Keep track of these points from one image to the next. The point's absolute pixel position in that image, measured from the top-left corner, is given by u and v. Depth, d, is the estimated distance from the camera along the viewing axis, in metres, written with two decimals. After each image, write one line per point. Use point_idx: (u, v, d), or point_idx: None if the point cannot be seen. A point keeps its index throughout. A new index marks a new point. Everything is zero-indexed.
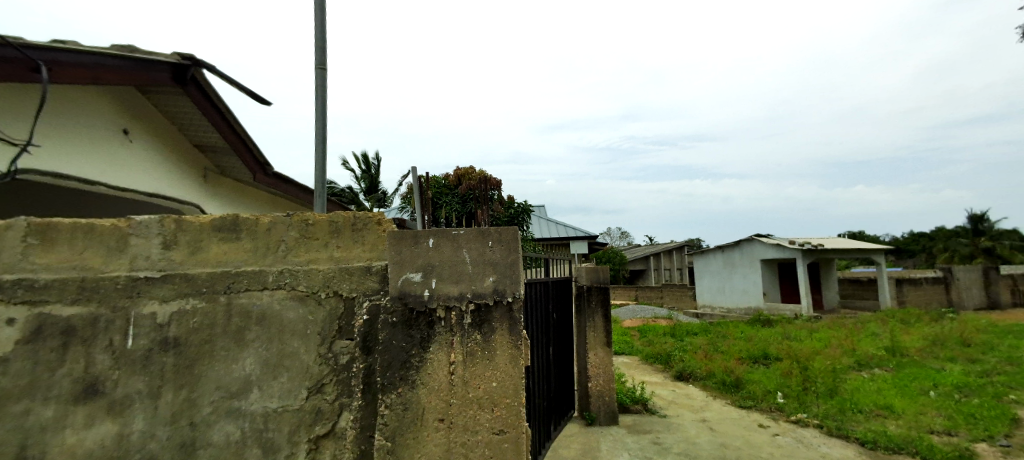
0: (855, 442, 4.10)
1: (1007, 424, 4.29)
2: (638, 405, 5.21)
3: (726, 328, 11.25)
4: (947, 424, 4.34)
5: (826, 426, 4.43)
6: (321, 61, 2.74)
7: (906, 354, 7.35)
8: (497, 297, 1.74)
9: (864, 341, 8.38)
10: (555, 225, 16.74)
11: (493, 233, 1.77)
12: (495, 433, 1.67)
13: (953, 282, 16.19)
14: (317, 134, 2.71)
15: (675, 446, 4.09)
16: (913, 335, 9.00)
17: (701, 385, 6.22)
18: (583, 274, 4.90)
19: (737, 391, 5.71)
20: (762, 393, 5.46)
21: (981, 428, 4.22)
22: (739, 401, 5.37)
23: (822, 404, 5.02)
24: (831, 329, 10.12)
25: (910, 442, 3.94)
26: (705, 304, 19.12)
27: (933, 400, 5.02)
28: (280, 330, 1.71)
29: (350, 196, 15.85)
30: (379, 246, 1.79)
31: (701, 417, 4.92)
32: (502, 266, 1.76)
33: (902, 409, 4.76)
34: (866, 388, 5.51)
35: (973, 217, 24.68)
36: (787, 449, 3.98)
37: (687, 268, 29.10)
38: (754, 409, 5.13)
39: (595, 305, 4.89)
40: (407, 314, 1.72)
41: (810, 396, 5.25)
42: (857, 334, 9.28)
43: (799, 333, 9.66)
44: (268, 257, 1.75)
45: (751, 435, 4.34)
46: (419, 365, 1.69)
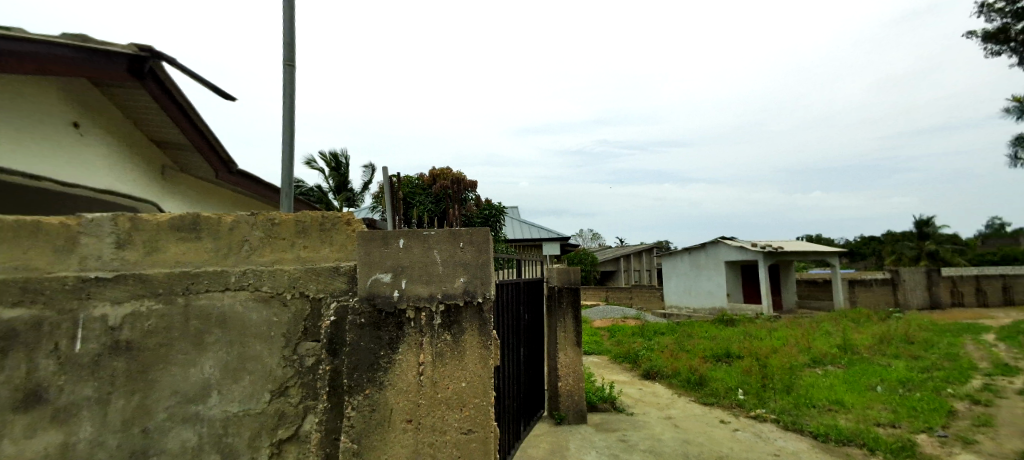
0: (808, 435, 4.31)
1: (944, 416, 4.61)
2: (606, 403, 5.30)
3: (692, 328, 11.57)
4: (892, 417, 4.61)
5: (782, 421, 4.64)
6: (290, 58, 2.68)
7: (857, 352, 7.75)
8: (466, 297, 1.78)
9: (818, 339, 8.83)
10: (528, 226, 16.81)
11: (464, 234, 1.79)
12: (463, 433, 1.71)
13: (899, 283, 17.20)
14: (284, 132, 2.64)
15: (641, 443, 4.19)
16: (863, 333, 9.53)
17: (666, 383, 6.40)
18: (554, 275, 4.95)
19: (700, 388, 5.90)
20: (723, 390, 5.66)
21: (922, 420, 4.52)
22: (702, 398, 5.55)
23: (779, 400, 5.23)
24: (788, 328, 10.57)
25: (858, 434, 4.16)
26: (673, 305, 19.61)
27: (879, 394, 5.34)
28: (242, 332, 1.66)
29: (318, 195, 15.45)
30: (347, 247, 1.78)
31: (666, 415, 5.06)
32: (472, 266, 1.79)
33: (852, 404, 5.03)
34: (819, 384, 5.80)
35: (919, 220, 26.13)
36: (746, 444, 4.14)
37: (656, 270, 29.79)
38: (716, 405, 5.31)
39: (565, 306, 4.96)
40: (375, 316, 1.71)
41: (767, 393, 5.47)
42: (812, 333, 9.75)
43: (759, 332, 10.07)
44: (231, 257, 1.70)
45: (712, 431, 4.49)
46: (387, 365, 1.69)
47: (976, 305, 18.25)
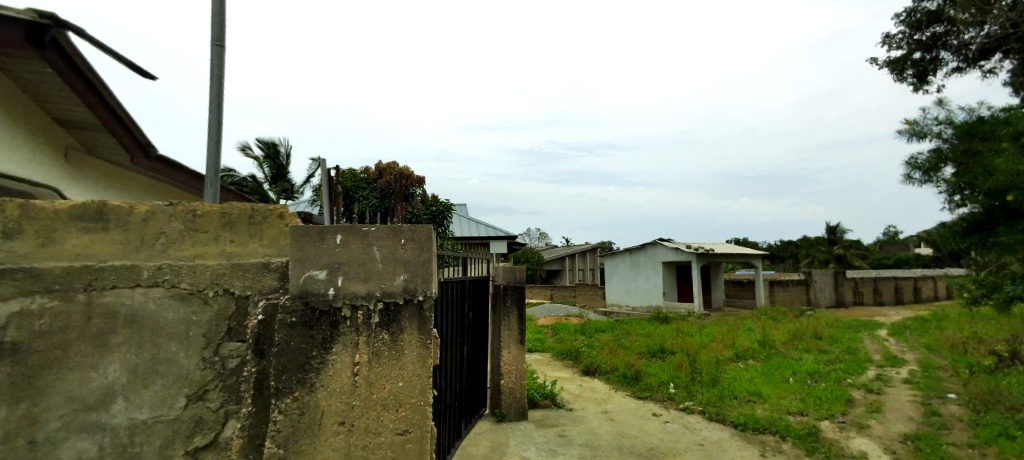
0: (729, 425, 4.65)
1: (844, 404, 5.14)
2: (546, 400, 5.40)
3: (630, 325, 12.08)
4: (801, 406, 5.08)
5: (708, 412, 4.96)
6: (218, 38, 2.48)
7: (774, 347, 8.46)
8: (407, 295, 1.75)
9: (741, 335, 9.55)
10: (475, 224, 16.75)
11: (406, 230, 1.77)
12: (399, 433, 1.69)
13: (812, 284, 18.96)
14: (211, 117, 2.43)
15: (579, 438, 4.32)
16: (780, 330, 10.42)
17: (604, 379, 6.64)
18: (501, 274, 4.98)
19: (635, 383, 6.18)
20: (656, 384, 5.97)
21: (825, 408, 5.02)
22: (636, 392, 5.82)
23: (705, 392, 5.59)
24: (717, 325, 11.32)
25: (771, 422, 4.55)
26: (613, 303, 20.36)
27: (792, 386, 5.86)
28: (154, 332, 1.53)
29: (252, 186, 14.50)
30: (279, 242, 1.69)
31: (603, 409, 5.26)
32: (414, 265, 1.77)
33: (768, 395, 5.48)
34: (741, 376, 6.27)
35: (829, 227, 28.94)
36: (674, 435, 4.39)
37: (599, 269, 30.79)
38: (649, 399, 5.59)
39: (510, 304, 5.01)
40: (308, 314, 1.64)
41: (696, 386, 5.82)
42: (736, 329, 10.52)
43: (690, 329, 10.72)
44: (143, 251, 1.56)
45: (645, 423, 4.72)
46: (319, 367, 1.62)
47: (873, 304, 20.51)
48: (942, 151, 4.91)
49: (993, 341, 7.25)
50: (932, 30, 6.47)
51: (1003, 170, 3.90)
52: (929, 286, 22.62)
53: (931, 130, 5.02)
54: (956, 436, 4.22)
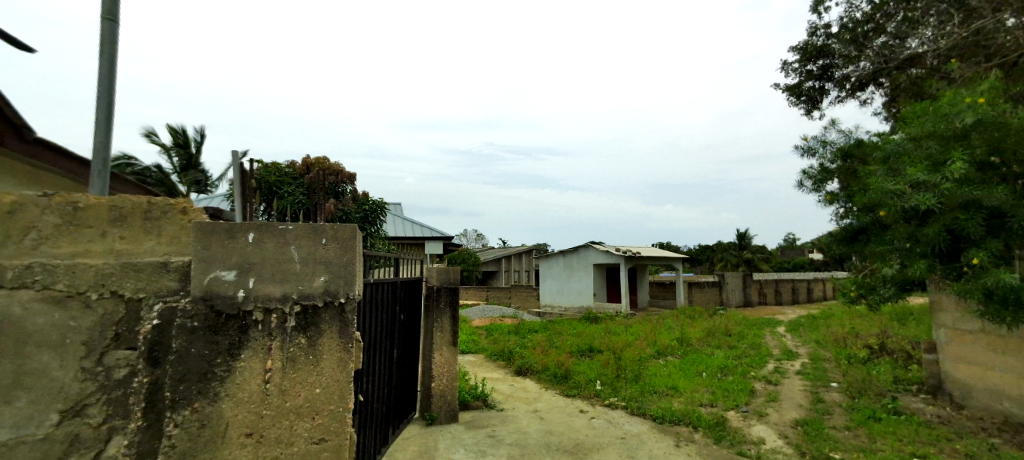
0: (649, 418, 4.94)
1: (747, 395, 5.65)
2: (477, 401, 5.40)
3: (562, 325, 12.43)
4: (712, 398, 5.50)
5: (630, 407, 5.23)
6: (111, 11, 2.21)
7: (691, 344, 9.10)
8: (327, 298, 1.68)
9: (662, 333, 10.19)
10: (410, 224, 16.37)
11: (328, 229, 1.69)
12: (314, 442, 1.63)
13: (724, 285, 20.67)
14: (101, 99, 2.14)
15: (508, 437, 4.37)
16: (696, 327, 11.24)
17: (535, 378, 6.77)
18: (434, 274, 4.94)
19: (564, 381, 6.37)
20: (584, 382, 6.19)
21: (732, 399, 5.48)
22: (565, 390, 6.00)
23: (629, 388, 5.88)
24: (641, 324, 11.96)
25: (685, 414, 4.89)
26: (546, 304, 20.82)
27: (704, 379, 6.34)
28: (19, 340, 1.29)
29: (157, 176, 13.10)
30: (179, 240, 1.55)
31: (533, 408, 5.36)
32: (335, 265, 1.70)
33: (683, 388, 5.88)
34: (660, 372, 6.68)
35: (740, 233, 31.73)
36: (599, 430, 4.59)
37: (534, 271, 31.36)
38: (577, 397, 5.79)
39: (443, 305, 4.93)
40: (212, 318, 1.54)
41: (620, 382, 6.11)
42: (658, 328, 11.20)
43: (617, 328, 11.24)
44: (6, 245, 1.31)
45: (572, 420, 4.88)
46: (224, 375, 1.52)
47: (775, 303, 22.79)
48: (829, 170, 5.56)
49: (867, 336, 8.35)
50: (820, 62, 7.41)
51: (874, 189, 4.48)
52: (820, 287, 25.56)
53: (822, 150, 5.65)
54: (836, 420, 4.80)
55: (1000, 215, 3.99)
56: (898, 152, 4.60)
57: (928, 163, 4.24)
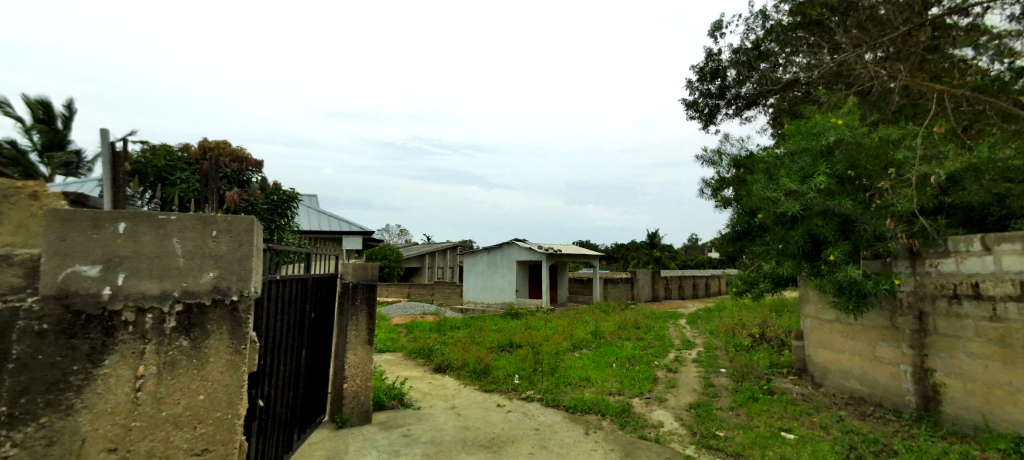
0: (562, 409, 5.16)
1: (650, 383, 6.11)
2: (393, 401, 5.25)
3: (484, 321, 12.52)
4: (619, 387, 5.88)
5: (545, 399, 5.42)
6: None
7: (604, 337, 9.63)
8: (216, 296, 1.63)
9: (579, 327, 10.67)
10: (326, 217, 15.50)
11: (219, 222, 1.64)
12: (195, 452, 1.59)
13: (636, 281, 22.12)
14: None
15: (423, 436, 4.32)
16: (610, 321, 11.91)
17: (455, 375, 6.75)
18: (350, 271, 4.68)
19: (483, 377, 6.43)
20: (503, 377, 6.30)
21: (637, 387, 5.90)
22: (484, 385, 6.06)
23: (545, 381, 6.08)
24: (560, 319, 12.42)
25: (595, 403, 5.18)
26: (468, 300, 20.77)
27: (614, 370, 6.75)
28: None
29: (9, 155, 11.16)
30: (29, 230, 1.37)
31: (450, 404, 5.34)
32: (226, 261, 1.65)
33: (594, 379, 6.22)
34: (574, 364, 7.00)
35: (651, 233, 34.15)
36: (514, 423, 4.70)
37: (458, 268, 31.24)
38: (495, 391, 5.87)
39: (359, 302, 4.69)
40: (70, 319, 1.42)
41: (537, 376, 6.29)
42: (575, 322, 11.72)
43: (537, 323, 11.58)
44: None
45: (489, 415, 4.95)
46: (83, 383, 1.42)
47: (679, 297, 24.85)
48: (724, 179, 6.22)
49: (751, 326, 9.40)
50: (717, 82, 8.44)
51: (756, 196, 5.14)
52: (717, 283, 28.35)
53: (718, 161, 6.26)
54: (722, 402, 5.36)
55: (850, 221, 4.67)
56: (777, 164, 5.23)
57: (799, 175, 4.89)
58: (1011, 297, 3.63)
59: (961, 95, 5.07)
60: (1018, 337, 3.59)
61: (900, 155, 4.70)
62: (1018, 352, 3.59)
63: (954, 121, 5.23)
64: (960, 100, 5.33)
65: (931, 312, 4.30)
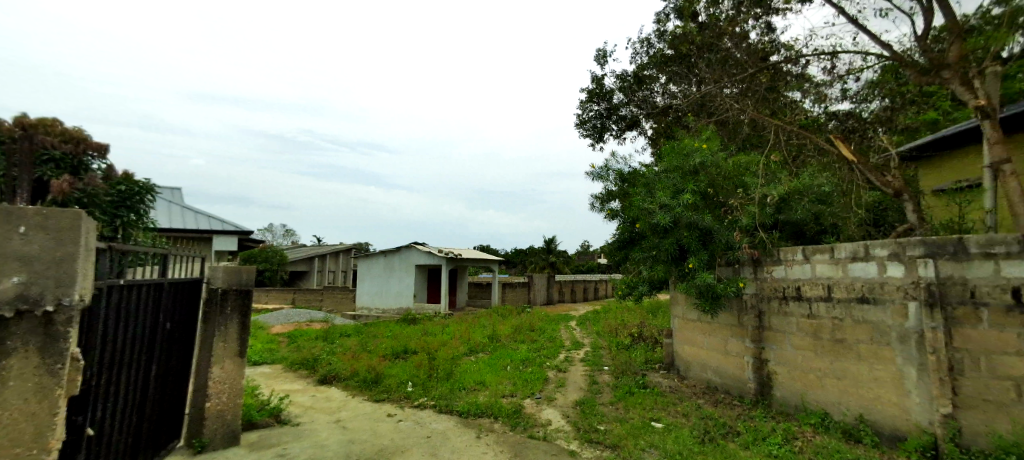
0: (455, 414, 5.13)
1: (541, 383, 6.37)
2: (268, 418, 4.75)
3: (378, 328, 11.99)
4: (512, 389, 6.02)
5: (438, 405, 5.34)
6: None
7: (499, 340, 9.81)
8: (28, 302, 1.80)
9: (476, 331, 10.74)
10: None
11: (34, 219, 1.84)
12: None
13: (533, 285, 22.97)
14: None
15: (301, 454, 3.98)
16: (506, 324, 12.17)
17: (342, 386, 6.35)
18: (219, 275, 4.15)
19: (374, 386, 6.14)
20: (395, 385, 6.08)
21: (529, 388, 6.10)
22: (374, 395, 5.78)
23: (439, 387, 6.00)
24: (458, 324, 12.39)
25: (488, 407, 5.23)
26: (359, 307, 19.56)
27: (509, 372, 6.90)
28: None
29: None
30: None
31: (335, 418, 5.00)
32: (39, 267, 1.82)
33: (489, 382, 6.30)
34: (470, 369, 7.02)
35: (548, 239, 35.78)
36: (404, 432, 4.55)
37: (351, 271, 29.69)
38: (385, 401, 5.64)
39: (229, 311, 4.17)
40: None
41: (431, 382, 6.18)
42: (472, 326, 11.78)
43: (434, 329, 11.41)
44: None
45: (377, 426, 4.73)
46: None
47: (571, 300, 26.35)
48: (611, 191, 6.72)
49: (631, 326, 10.31)
50: None
51: (637, 207, 5.65)
52: (604, 286, 30.63)
53: (606, 175, 6.76)
54: (604, 397, 5.78)
55: (710, 234, 5.36)
56: (655, 180, 5.80)
57: (672, 190, 5.50)
58: (822, 298, 4.47)
59: (791, 130, 6.12)
60: (826, 332, 4.40)
61: (748, 178, 5.52)
62: (826, 343, 4.41)
63: (787, 152, 6.29)
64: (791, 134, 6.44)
65: (768, 311, 5.10)
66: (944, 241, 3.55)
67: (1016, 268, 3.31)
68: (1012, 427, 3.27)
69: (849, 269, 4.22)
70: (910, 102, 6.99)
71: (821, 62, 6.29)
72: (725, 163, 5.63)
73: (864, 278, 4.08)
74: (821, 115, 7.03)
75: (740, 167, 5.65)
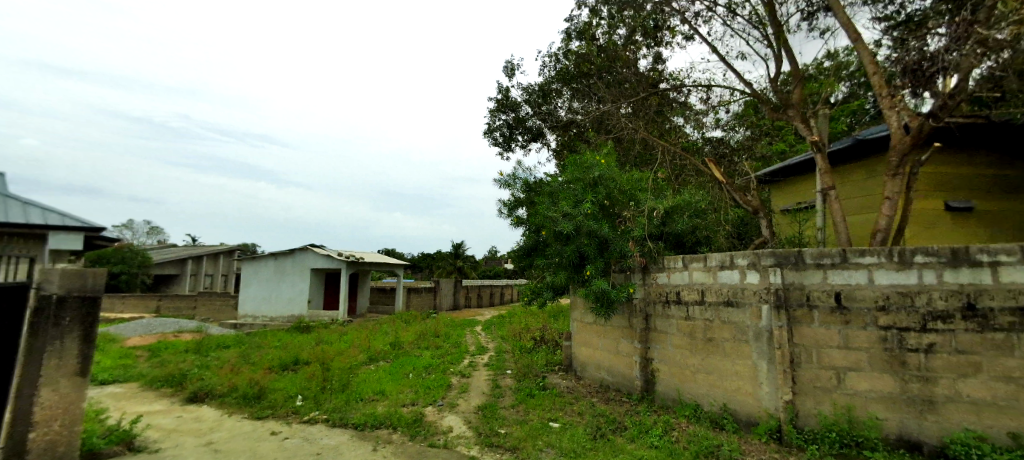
0: (349, 427, 4.85)
1: (444, 390, 6.29)
2: (117, 447, 4.06)
3: (264, 337, 10.92)
4: (413, 397, 5.87)
5: (331, 419, 5.01)
6: None
7: (402, 347, 9.50)
8: None
9: (377, 339, 10.29)
10: None
11: None
12: None
13: (439, 290, 22.64)
14: None
15: None
16: (410, 331, 11.83)
17: (216, 404, 5.66)
18: (55, 278, 3.48)
19: (256, 402, 5.58)
20: (282, 400, 5.59)
21: (431, 395, 5.99)
22: (256, 412, 5.25)
23: (333, 399, 5.63)
24: (357, 331, 11.75)
25: (387, 417, 5.03)
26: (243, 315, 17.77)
27: (410, 380, 6.71)
28: None
29: None
30: None
31: (206, 441, 4.44)
32: None
33: (389, 391, 6.07)
34: (368, 378, 6.70)
35: (456, 244, 35.59)
36: (290, 451, 4.19)
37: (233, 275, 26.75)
38: (269, 418, 5.15)
39: (68, 322, 3.54)
40: None
41: (324, 394, 5.78)
42: (373, 333, 11.25)
43: (330, 337, 10.69)
44: None
45: (258, 446, 4.30)
46: None
47: (478, 305, 26.43)
48: (519, 199, 6.90)
49: (534, 330, 10.62)
50: None
51: (542, 215, 5.88)
52: (510, 291, 31.22)
53: (513, 184, 6.94)
54: (505, 401, 5.88)
55: (606, 243, 5.74)
56: (559, 190, 6.09)
57: (573, 200, 5.81)
58: (697, 302, 5.02)
59: (674, 151, 6.81)
60: (700, 331, 4.95)
61: (638, 191, 6.03)
62: (699, 342, 4.96)
63: (671, 170, 7.00)
64: (674, 155, 7.18)
65: (653, 313, 5.60)
66: (788, 253, 4.21)
67: (838, 277, 4.03)
68: (832, 408, 3.98)
69: (718, 276, 4.79)
70: (766, 134, 8.18)
71: (699, 93, 7.09)
72: (621, 177, 6.08)
73: (729, 284, 4.67)
74: (699, 140, 7.91)
75: (633, 182, 6.14)
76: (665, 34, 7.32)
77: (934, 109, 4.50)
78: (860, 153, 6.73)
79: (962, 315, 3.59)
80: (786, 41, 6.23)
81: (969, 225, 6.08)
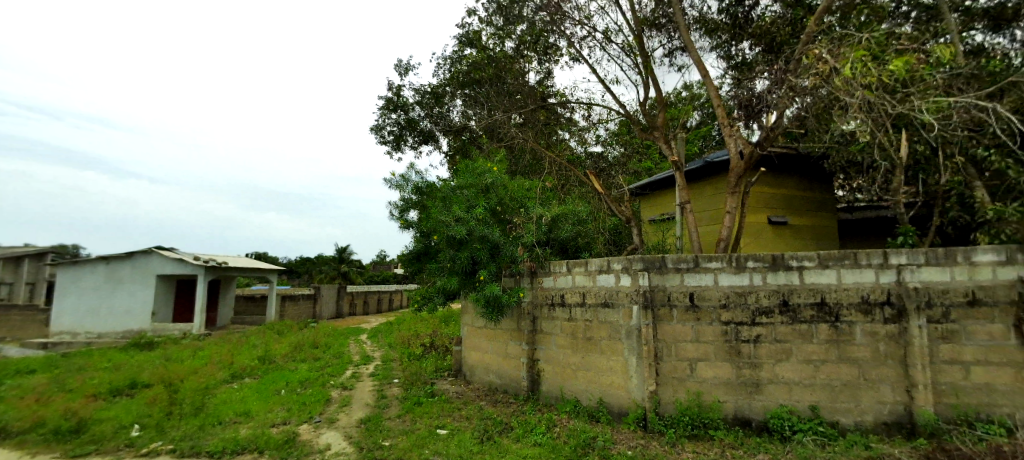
0: (204, 456, 4.23)
1: (322, 404, 5.84)
2: None
3: (89, 358, 9.03)
4: (285, 415, 5.34)
5: (179, 449, 4.31)
6: None
7: (273, 361, 8.58)
8: None
9: (243, 353, 9.16)
10: None
11: None
12: None
13: (320, 297, 21.00)
14: None
15: None
16: (285, 342, 10.76)
17: (13, 444, 4.51)
18: None
19: (74, 437, 4.57)
20: (111, 432, 4.66)
21: (307, 412, 5.51)
22: (71, 450, 4.30)
23: (182, 426, 4.87)
24: (218, 346, 10.34)
25: (252, 440, 4.49)
26: (58, 332, 14.59)
27: (282, 397, 6.09)
28: None
29: None
30: None
31: None
32: None
33: (255, 412, 5.43)
34: (231, 398, 5.92)
35: (340, 248, 33.37)
36: None
37: (44, 285, 21.74)
38: (91, 455, 4.25)
39: None
40: None
41: (170, 421, 4.96)
42: (238, 347, 10.00)
43: (181, 354, 9.24)
44: None
45: None
46: None
47: (363, 313, 25.05)
48: (409, 201, 6.72)
49: (421, 338, 10.37)
50: None
51: (434, 219, 5.81)
52: (398, 297, 30.15)
53: (404, 186, 6.75)
54: (390, 411, 5.64)
55: (496, 248, 5.85)
56: (451, 195, 6.08)
57: (464, 205, 5.85)
58: (578, 304, 5.35)
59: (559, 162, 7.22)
60: (581, 331, 5.28)
61: (527, 198, 6.27)
62: (580, 341, 5.29)
63: (558, 179, 7.41)
64: (562, 166, 7.62)
65: (539, 316, 5.85)
66: (654, 258, 4.70)
67: (692, 279, 4.62)
68: (686, 395, 4.53)
69: (597, 279, 5.16)
70: (637, 152, 9.10)
71: (581, 110, 7.64)
72: (510, 185, 6.26)
73: (606, 287, 5.07)
74: (582, 153, 8.50)
75: (522, 190, 6.36)
76: (553, 52, 7.77)
77: (760, 140, 5.42)
78: (711, 172, 7.83)
79: (779, 310, 4.36)
80: (652, 72, 7.04)
81: (785, 236, 7.43)
